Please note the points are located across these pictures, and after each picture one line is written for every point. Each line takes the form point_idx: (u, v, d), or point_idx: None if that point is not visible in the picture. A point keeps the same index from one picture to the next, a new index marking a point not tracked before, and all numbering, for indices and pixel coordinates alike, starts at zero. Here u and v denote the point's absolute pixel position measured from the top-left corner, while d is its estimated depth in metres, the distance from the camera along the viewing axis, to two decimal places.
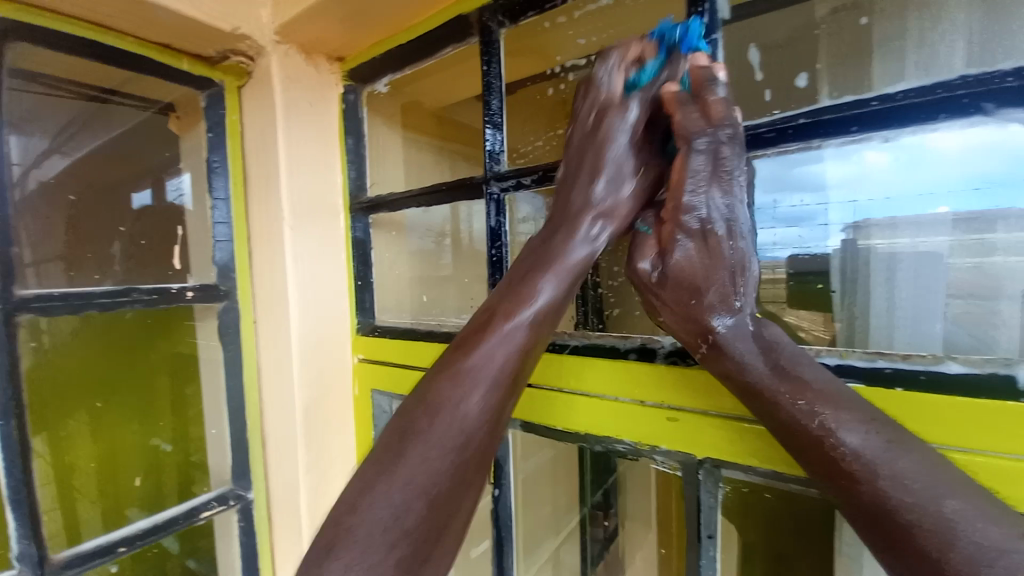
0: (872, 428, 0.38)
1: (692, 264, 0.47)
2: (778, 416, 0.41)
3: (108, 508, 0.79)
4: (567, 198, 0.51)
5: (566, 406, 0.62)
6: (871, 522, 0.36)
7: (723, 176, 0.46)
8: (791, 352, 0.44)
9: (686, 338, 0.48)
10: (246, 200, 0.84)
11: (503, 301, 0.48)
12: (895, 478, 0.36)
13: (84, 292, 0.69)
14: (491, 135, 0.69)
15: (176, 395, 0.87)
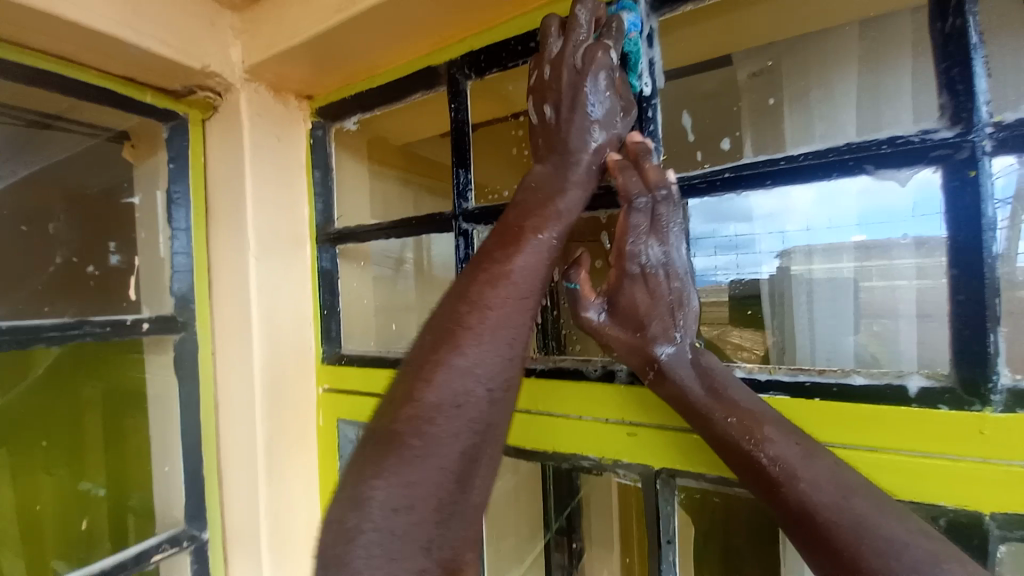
0: (797, 440, 0.45)
1: (638, 303, 0.54)
2: (715, 432, 0.48)
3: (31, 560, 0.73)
4: (565, 131, 0.53)
5: (533, 425, 0.66)
6: (798, 524, 0.42)
7: (655, 230, 0.53)
8: (724, 376, 0.51)
9: (635, 365, 0.54)
10: (208, 231, 0.84)
11: (485, 269, 0.47)
12: (817, 481, 0.43)
13: (33, 325, 0.65)
14: (460, 174, 0.74)
15: (108, 434, 0.82)
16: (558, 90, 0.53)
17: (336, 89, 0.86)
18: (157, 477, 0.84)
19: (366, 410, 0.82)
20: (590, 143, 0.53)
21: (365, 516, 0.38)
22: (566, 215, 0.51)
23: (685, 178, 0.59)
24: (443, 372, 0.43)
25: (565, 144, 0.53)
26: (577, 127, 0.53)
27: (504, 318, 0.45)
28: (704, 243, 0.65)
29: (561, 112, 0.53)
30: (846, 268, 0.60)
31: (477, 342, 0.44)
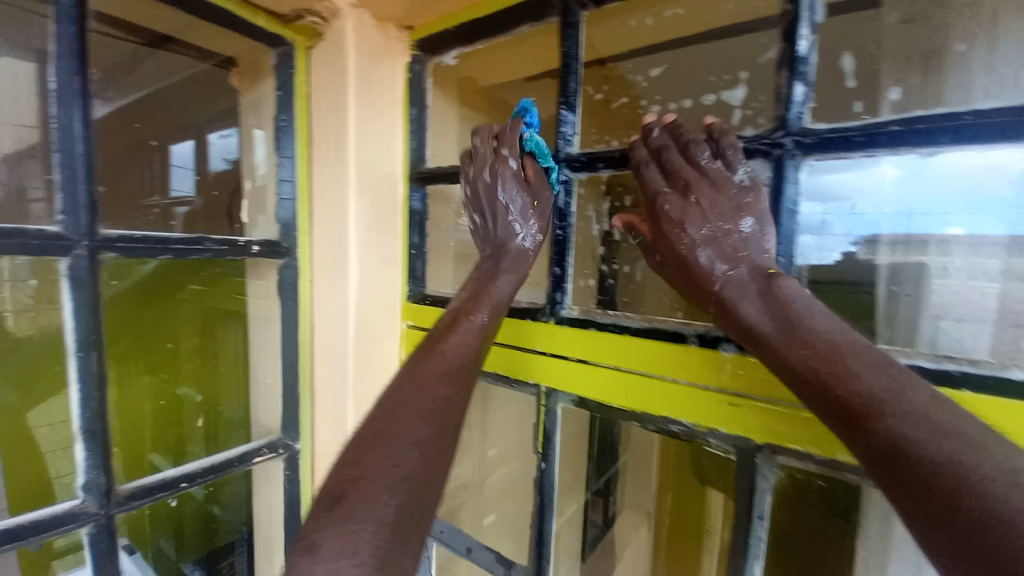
0: (888, 372, 0.40)
1: (692, 234, 0.54)
2: (786, 363, 0.44)
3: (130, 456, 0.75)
4: (494, 238, 0.67)
5: (617, 382, 0.65)
6: (888, 468, 0.35)
7: (675, 171, 0.55)
8: (801, 305, 0.47)
9: (699, 300, 0.54)
10: (309, 161, 0.86)
11: (428, 339, 0.59)
12: (908, 413, 0.37)
13: (162, 236, 0.69)
14: (565, 116, 0.68)
15: (208, 346, 0.88)
16: (480, 205, 0.68)
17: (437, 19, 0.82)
18: (257, 387, 0.93)
19: None
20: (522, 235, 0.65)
21: (340, 534, 0.39)
22: (495, 299, 0.62)
23: (837, 129, 0.50)
24: (389, 436, 0.47)
25: (500, 242, 0.67)
26: (503, 228, 0.66)
27: (439, 392, 0.52)
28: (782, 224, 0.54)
29: (486, 218, 0.67)
30: (971, 264, 0.51)
31: (414, 412, 0.49)
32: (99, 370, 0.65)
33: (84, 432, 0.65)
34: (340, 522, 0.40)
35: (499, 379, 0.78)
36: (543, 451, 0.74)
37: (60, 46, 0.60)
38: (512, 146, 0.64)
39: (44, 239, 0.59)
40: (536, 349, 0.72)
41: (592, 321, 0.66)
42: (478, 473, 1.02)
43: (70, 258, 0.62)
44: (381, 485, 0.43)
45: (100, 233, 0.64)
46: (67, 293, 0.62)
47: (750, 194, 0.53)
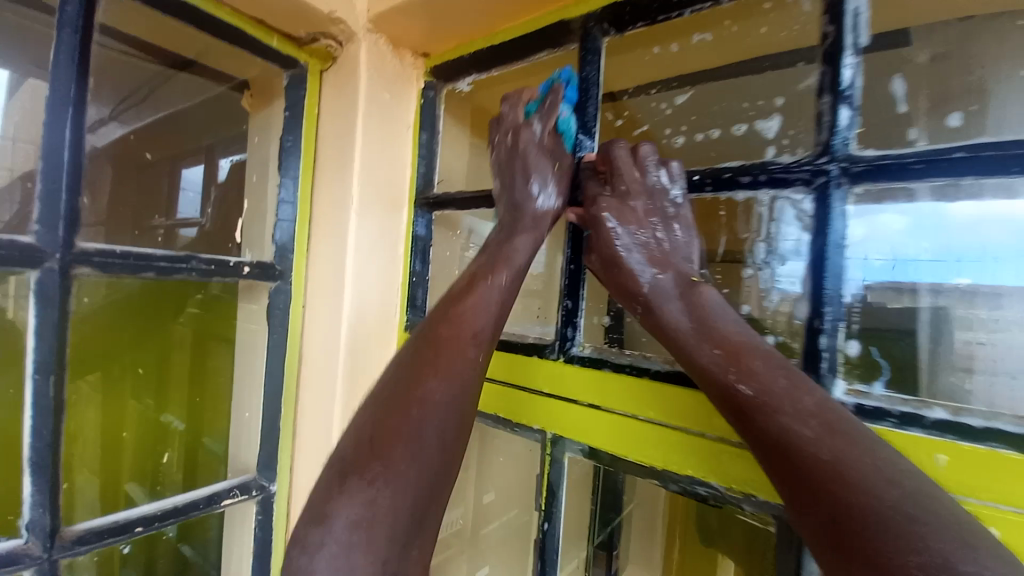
0: (787, 375, 0.42)
1: (623, 235, 0.54)
2: (696, 362, 0.47)
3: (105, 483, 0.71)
4: (511, 197, 0.59)
5: (633, 432, 0.57)
6: (779, 460, 0.39)
7: (618, 175, 0.56)
8: (715, 311, 0.49)
9: (625, 302, 0.55)
10: (314, 182, 0.83)
11: (438, 322, 0.53)
12: (800, 412, 0.40)
13: (145, 253, 0.64)
14: (582, 143, 0.63)
15: (195, 373, 0.81)
16: (502, 164, 0.61)
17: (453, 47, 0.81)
18: (237, 421, 0.85)
19: None
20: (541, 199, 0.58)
21: (328, 530, 0.42)
22: (519, 264, 0.57)
23: (888, 155, 0.44)
24: (418, 409, 0.47)
25: (514, 204, 0.59)
26: (521, 188, 0.59)
27: (458, 369, 0.50)
28: (817, 258, 0.47)
29: (505, 177, 0.60)
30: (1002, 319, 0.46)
31: (433, 394, 0.49)
32: (57, 396, 0.59)
33: (32, 466, 0.58)
34: (361, 490, 0.44)
35: (500, 423, 0.70)
36: (545, 509, 0.66)
37: (59, 53, 0.57)
38: (541, 112, 0.59)
39: (15, 249, 0.54)
40: (543, 390, 0.65)
41: (607, 361, 0.59)
42: (472, 521, 0.92)
43: (41, 271, 0.57)
44: (405, 458, 0.45)
45: (78, 245, 0.59)
46: (32, 310, 0.57)
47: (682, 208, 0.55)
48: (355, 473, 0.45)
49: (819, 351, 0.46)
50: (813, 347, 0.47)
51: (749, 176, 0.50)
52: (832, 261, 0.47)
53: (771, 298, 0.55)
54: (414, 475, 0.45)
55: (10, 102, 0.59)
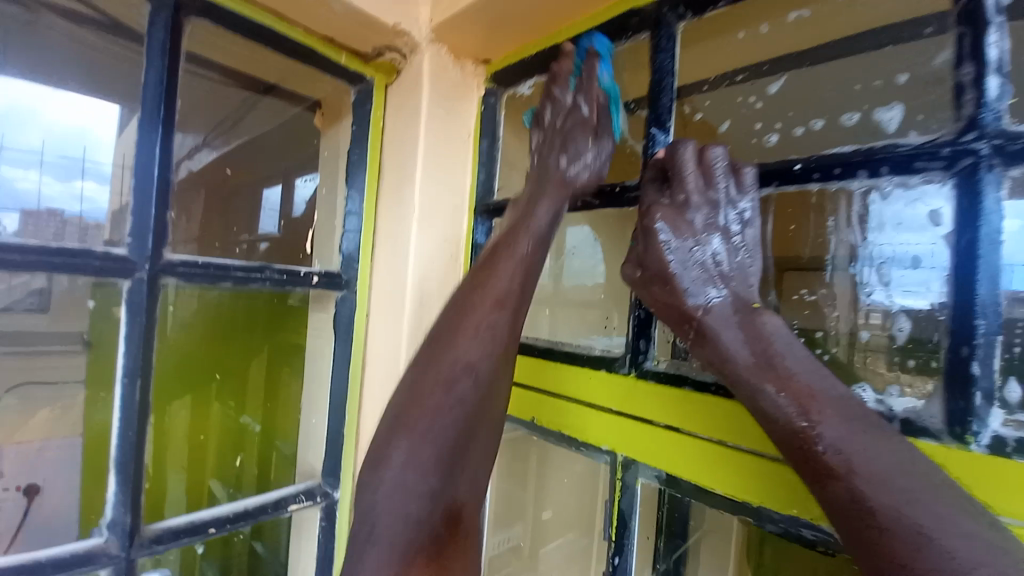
0: (861, 427, 0.36)
1: (676, 249, 0.46)
2: (757, 404, 0.40)
3: (192, 479, 0.74)
4: (542, 172, 0.60)
5: (720, 462, 0.50)
6: (845, 520, 0.34)
7: (679, 182, 0.47)
8: (784, 343, 0.40)
9: (673, 324, 0.47)
10: (378, 192, 0.83)
11: (479, 271, 0.58)
12: (876, 472, 0.33)
13: (222, 262, 0.67)
14: (655, 138, 0.58)
15: (270, 379, 0.84)
16: (548, 135, 0.60)
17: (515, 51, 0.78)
18: (304, 428, 0.86)
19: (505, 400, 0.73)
20: (576, 174, 0.59)
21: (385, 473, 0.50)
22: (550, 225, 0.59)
23: None
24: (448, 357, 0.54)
25: (545, 181, 0.59)
26: (557, 165, 0.59)
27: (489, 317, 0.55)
28: (964, 259, 0.39)
29: (545, 150, 0.60)
30: None
31: (448, 366, 0.54)
32: (141, 400, 0.62)
33: (118, 465, 0.62)
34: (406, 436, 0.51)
35: (565, 441, 0.65)
36: (616, 540, 0.60)
37: (149, 74, 0.63)
38: (585, 84, 0.59)
39: (107, 261, 0.59)
40: (611, 408, 0.59)
41: (687, 378, 0.53)
42: (532, 538, 0.87)
43: (131, 281, 0.61)
44: (440, 393, 0.53)
45: (164, 256, 0.63)
46: (123, 318, 0.61)
47: (749, 223, 0.47)
48: (407, 412, 0.52)
49: (969, 368, 0.38)
50: (962, 371, 0.38)
51: (867, 160, 0.43)
52: (986, 260, 0.38)
53: (900, 325, 0.45)
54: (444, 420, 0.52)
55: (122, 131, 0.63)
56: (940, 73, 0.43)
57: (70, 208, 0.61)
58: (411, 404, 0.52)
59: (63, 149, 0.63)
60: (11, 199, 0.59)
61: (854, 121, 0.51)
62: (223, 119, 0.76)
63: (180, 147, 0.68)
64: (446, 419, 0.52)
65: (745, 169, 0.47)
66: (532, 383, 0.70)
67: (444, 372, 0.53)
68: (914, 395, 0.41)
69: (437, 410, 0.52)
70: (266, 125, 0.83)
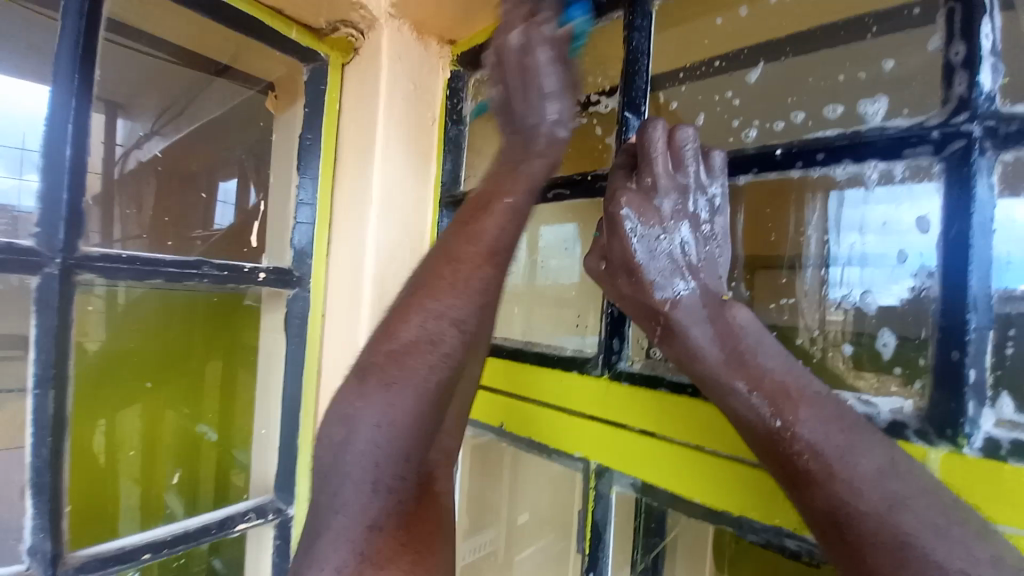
0: (840, 427, 0.33)
1: (643, 238, 0.41)
2: (730, 407, 0.37)
3: (147, 495, 0.68)
4: (513, 117, 0.49)
5: (695, 468, 0.47)
6: (825, 531, 0.31)
7: (646, 165, 0.43)
8: (753, 338, 0.38)
9: (641, 322, 0.43)
10: (334, 181, 0.77)
11: (482, 195, 0.48)
12: (867, 479, 0.31)
13: (153, 257, 0.61)
14: (628, 121, 0.55)
15: (226, 386, 0.76)
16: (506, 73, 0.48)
17: (484, 30, 0.73)
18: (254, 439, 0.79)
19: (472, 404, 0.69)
20: (552, 113, 0.49)
21: (352, 434, 0.42)
22: (533, 182, 0.48)
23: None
24: (428, 307, 0.45)
25: (521, 120, 0.49)
26: (530, 104, 0.48)
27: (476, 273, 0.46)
28: (954, 252, 0.37)
29: (508, 86, 0.49)
30: None
31: (422, 317, 0.45)
32: (57, 412, 0.55)
33: (32, 485, 0.54)
34: (382, 385, 0.43)
35: (534, 447, 0.61)
36: (590, 555, 0.56)
37: (63, 42, 0.56)
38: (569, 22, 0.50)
39: (13, 253, 0.51)
40: (582, 412, 0.56)
41: (662, 381, 0.49)
42: (506, 544, 0.82)
43: (41, 277, 0.54)
44: (427, 344, 0.44)
45: (81, 249, 0.56)
46: (33, 320, 0.54)
47: (719, 212, 0.44)
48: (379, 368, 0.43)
49: (963, 371, 0.36)
50: (952, 367, 0.36)
51: (853, 145, 0.41)
52: (978, 249, 0.36)
53: (885, 339, 0.41)
54: (430, 374, 0.44)
55: (33, 106, 0.56)
56: (928, 60, 0.40)
57: (9, 201, 0.54)
58: (392, 347, 0.44)
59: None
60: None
61: (837, 113, 0.45)
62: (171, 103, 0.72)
63: (128, 136, 0.66)
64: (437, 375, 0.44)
65: (717, 156, 0.45)
66: (502, 386, 0.65)
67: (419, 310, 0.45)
68: (900, 395, 0.39)
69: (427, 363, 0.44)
70: (214, 108, 0.75)
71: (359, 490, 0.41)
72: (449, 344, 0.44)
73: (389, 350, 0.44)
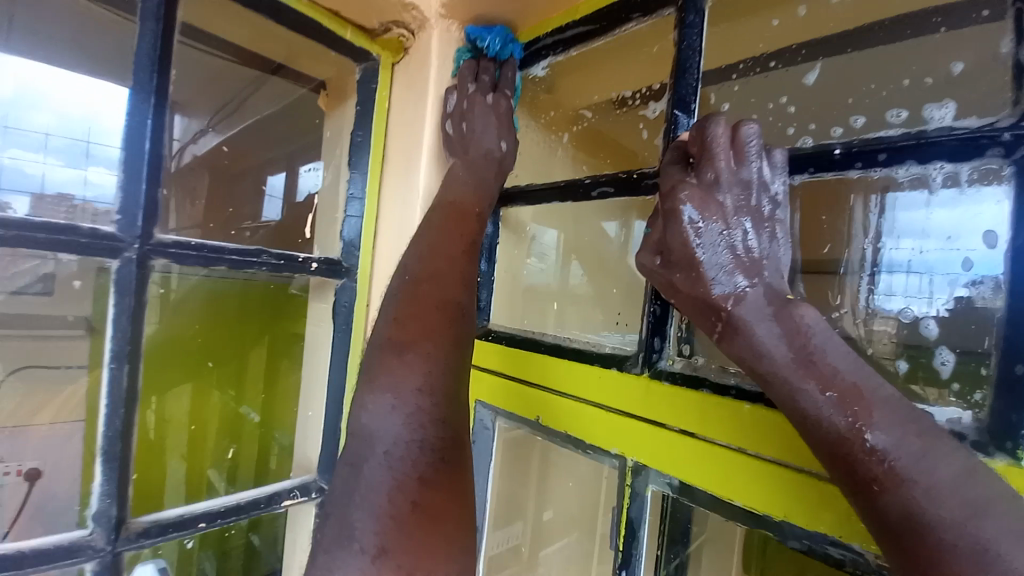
0: (914, 432, 0.32)
1: (705, 232, 0.41)
2: (791, 408, 0.36)
3: (193, 467, 0.72)
4: (471, 145, 0.70)
5: (739, 471, 0.47)
6: (895, 539, 0.30)
7: (707, 161, 0.43)
8: (823, 338, 0.36)
9: (697, 318, 0.42)
10: (382, 176, 0.80)
11: (453, 209, 0.66)
12: (931, 491, 0.30)
13: (217, 245, 0.65)
14: (678, 121, 0.55)
15: (269, 371, 0.81)
16: (473, 117, 0.71)
17: (531, 30, 0.74)
18: (299, 419, 0.83)
19: (510, 397, 0.70)
20: (500, 146, 0.72)
21: (384, 405, 0.51)
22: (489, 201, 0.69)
23: None
24: (430, 296, 0.57)
25: (479, 147, 0.70)
26: (488, 135, 0.71)
27: (457, 270, 0.60)
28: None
29: (473, 122, 0.71)
30: None
31: (426, 305, 0.57)
32: (129, 385, 0.60)
33: (103, 452, 0.59)
34: (403, 363, 0.53)
35: (572, 442, 0.62)
36: (624, 553, 0.56)
37: (141, 46, 0.60)
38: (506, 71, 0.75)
39: (94, 239, 0.56)
40: (622, 409, 0.56)
41: (705, 381, 0.49)
42: (532, 538, 0.84)
43: (119, 261, 0.58)
44: (429, 323, 0.55)
45: (155, 236, 0.60)
46: (111, 300, 0.59)
47: (781, 209, 0.44)
48: (404, 351, 0.53)
49: None
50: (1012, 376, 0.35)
51: (917, 145, 0.40)
52: None
53: (943, 357, 0.40)
54: (437, 349, 0.54)
55: (110, 104, 0.61)
56: (1001, 61, 0.39)
57: (77, 193, 0.59)
58: (405, 328, 0.55)
59: (64, 137, 0.61)
60: (15, 184, 0.57)
61: (901, 118, 0.43)
62: (227, 101, 0.75)
63: (185, 130, 0.67)
64: (439, 347, 0.55)
65: (778, 158, 0.44)
66: (542, 380, 0.66)
67: (418, 300, 0.57)
68: (958, 406, 0.38)
69: (431, 339, 0.55)
70: (265, 107, 0.81)
71: (397, 454, 0.48)
72: (448, 323, 0.56)
73: (402, 331, 0.55)
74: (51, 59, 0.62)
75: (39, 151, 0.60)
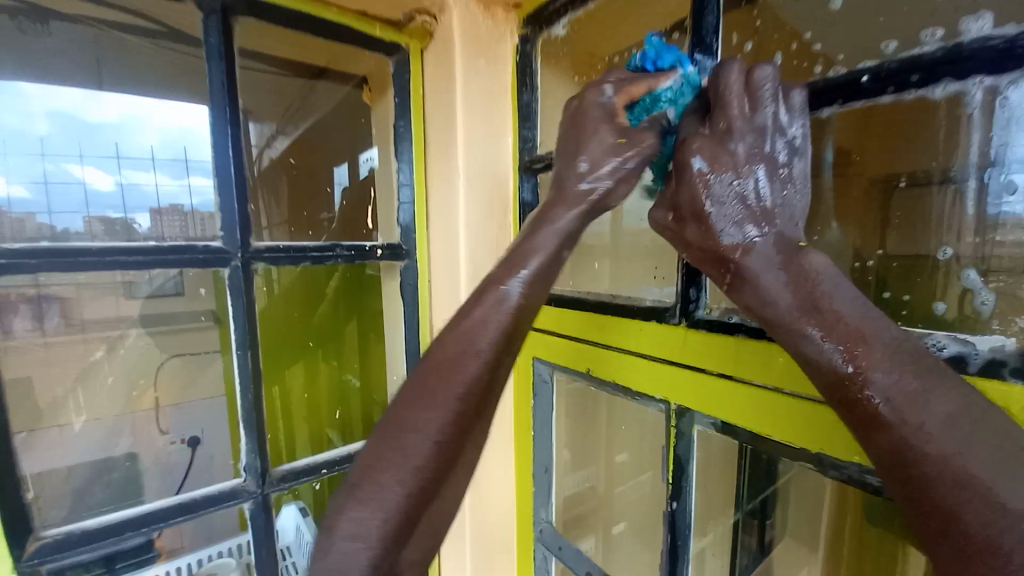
0: (920, 372, 0.33)
1: (714, 185, 0.43)
2: (801, 352, 0.38)
3: (314, 430, 0.87)
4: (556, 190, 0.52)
5: (776, 409, 0.49)
6: (892, 465, 0.33)
7: (721, 110, 0.43)
8: (833, 283, 0.37)
9: (710, 269, 0.45)
10: (426, 160, 0.86)
11: (494, 274, 0.49)
12: (939, 426, 0.31)
13: (299, 245, 0.76)
14: (700, 63, 0.54)
15: (362, 346, 0.94)
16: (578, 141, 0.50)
17: None
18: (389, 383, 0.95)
19: (562, 353, 0.76)
20: (585, 182, 0.50)
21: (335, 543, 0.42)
22: (548, 261, 0.49)
23: None
24: (410, 416, 0.45)
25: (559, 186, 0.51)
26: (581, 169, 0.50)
27: (444, 414, 0.45)
28: None
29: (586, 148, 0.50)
30: None
31: (413, 434, 0.44)
32: (253, 366, 0.74)
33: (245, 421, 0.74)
34: (363, 503, 0.43)
35: (620, 390, 0.67)
36: (674, 484, 0.62)
37: (214, 82, 0.69)
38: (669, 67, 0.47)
39: (210, 253, 0.68)
40: (663, 358, 0.60)
41: (740, 326, 0.51)
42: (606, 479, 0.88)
43: (229, 268, 0.71)
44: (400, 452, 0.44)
45: (252, 244, 0.72)
46: (229, 300, 0.72)
47: (798, 155, 0.43)
48: (360, 481, 0.43)
49: None
50: None
51: (953, 61, 0.38)
52: None
53: (983, 298, 0.40)
54: (399, 477, 0.43)
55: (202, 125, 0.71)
56: None
57: (186, 201, 0.71)
58: (382, 448, 0.44)
59: (168, 152, 0.72)
60: (140, 202, 0.70)
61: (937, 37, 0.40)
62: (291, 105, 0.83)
63: (260, 136, 0.77)
64: (407, 477, 0.44)
65: (801, 94, 0.43)
66: (592, 335, 0.70)
67: (400, 420, 0.45)
68: (1001, 333, 0.38)
69: (404, 466, 0.43)
70: (321, 106, 0.87)
71: None
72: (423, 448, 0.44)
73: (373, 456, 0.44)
74: (141, 90, 0.72)
75: (149, 168, 0.72)
